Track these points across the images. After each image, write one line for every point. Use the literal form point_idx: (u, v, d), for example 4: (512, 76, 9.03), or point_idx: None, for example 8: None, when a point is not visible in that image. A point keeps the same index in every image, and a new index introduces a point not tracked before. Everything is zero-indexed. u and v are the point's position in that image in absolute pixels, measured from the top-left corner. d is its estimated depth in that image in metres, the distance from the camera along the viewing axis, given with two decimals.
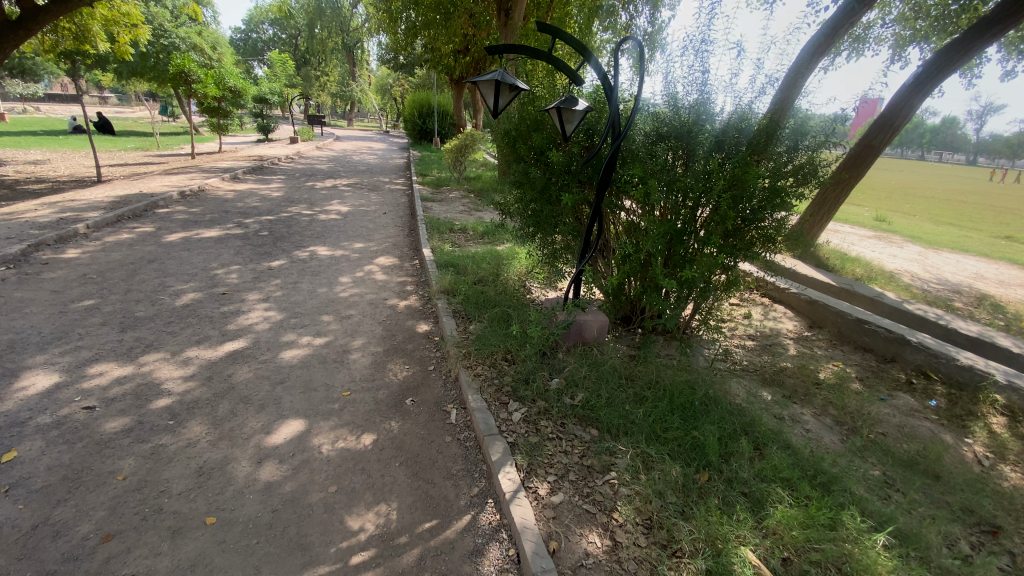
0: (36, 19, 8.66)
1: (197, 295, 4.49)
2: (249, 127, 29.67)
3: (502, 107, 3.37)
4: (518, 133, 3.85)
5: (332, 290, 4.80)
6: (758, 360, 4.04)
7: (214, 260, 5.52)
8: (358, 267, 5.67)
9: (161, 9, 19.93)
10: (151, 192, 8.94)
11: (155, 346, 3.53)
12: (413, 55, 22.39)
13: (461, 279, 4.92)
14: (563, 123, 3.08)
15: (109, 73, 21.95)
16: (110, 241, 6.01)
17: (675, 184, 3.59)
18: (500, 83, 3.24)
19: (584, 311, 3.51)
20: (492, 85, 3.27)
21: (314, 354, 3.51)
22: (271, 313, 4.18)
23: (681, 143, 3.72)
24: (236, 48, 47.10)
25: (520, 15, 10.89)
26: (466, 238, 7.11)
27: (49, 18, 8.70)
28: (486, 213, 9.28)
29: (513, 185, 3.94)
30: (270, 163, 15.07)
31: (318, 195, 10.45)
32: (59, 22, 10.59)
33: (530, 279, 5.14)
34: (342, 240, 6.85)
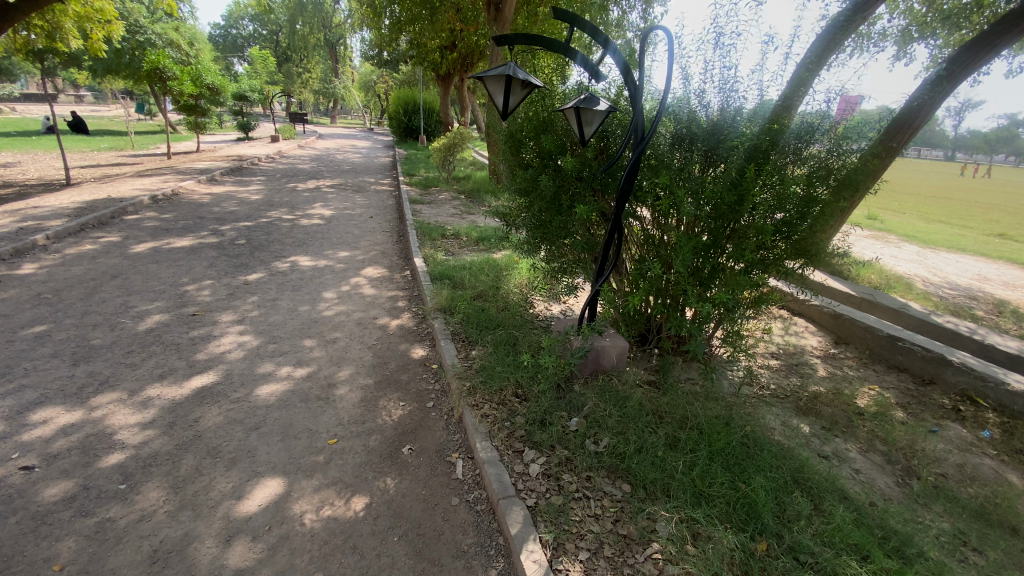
0: (9, 20, 8.18)
1: (164, 317, 4.01)
2: (230, 126, 28.82)
3: (512, 105, 2.97)
4: (522, 134, 3.43)
5: (315, 309, 4.36)
6: (788, 384, 3.70)
7: (185, 274, 5.03)
8: (344, 280, 5.22)
9: (137, 4, 19.08)
10: (119, 196, 8.34)
11: (110, 384, 3.06)
12: (399, 51, 21.82)
13: (458, 293, 4.51)
14: (582, 127, 2.69)
15: (83, 71, 21.10)
16: (71, 253, 5.49)
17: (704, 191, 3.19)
18: (507, 80, 2.82)
19: (601, 336, 3.12)
20: (500, 81, 2.87)
21: (296, 390, 3.07)
22: (246, 338, 3.73)
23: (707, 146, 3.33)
24: (216, 44, 45.91)
25: (510, 9, 10.47)
26: (459, 244, 6.70)
27: (21, 16, 8.21)
28: (477, 216, 8.86)
29: (520, 192, 3.54)
30: (251, 164, 14.44)
31: (300, 198, 9.94)
32: (31, 19, 9.92)
33: (531, 291, 4.79)
34: (326, 248, 6.39)
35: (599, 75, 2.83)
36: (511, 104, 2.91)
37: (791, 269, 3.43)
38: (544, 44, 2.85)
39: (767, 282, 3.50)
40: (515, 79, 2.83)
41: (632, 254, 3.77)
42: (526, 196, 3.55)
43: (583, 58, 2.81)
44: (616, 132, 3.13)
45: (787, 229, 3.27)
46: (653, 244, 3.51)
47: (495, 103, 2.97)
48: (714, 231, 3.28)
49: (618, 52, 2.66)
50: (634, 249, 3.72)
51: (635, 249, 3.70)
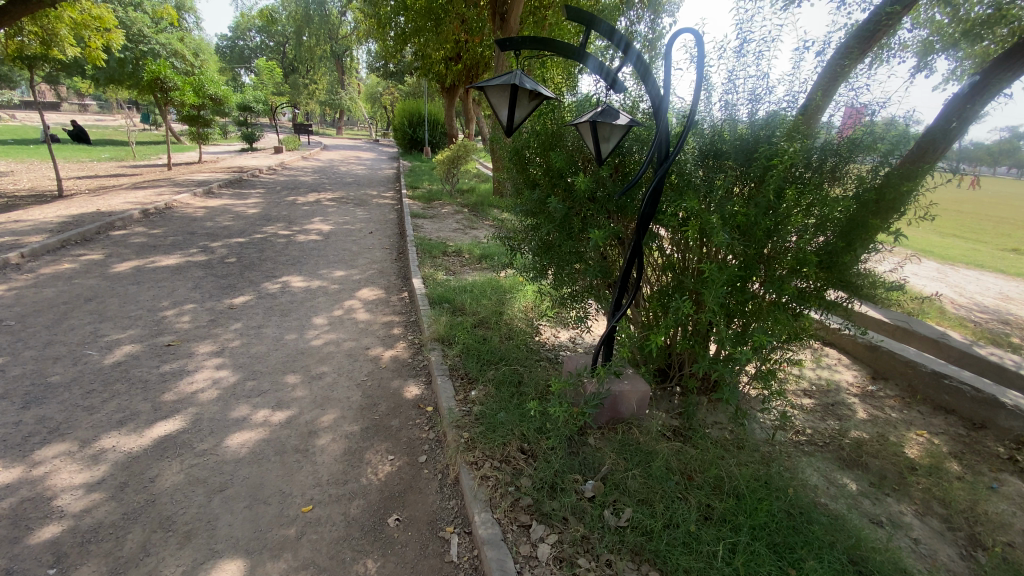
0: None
1: (135, 348, 3.67)
2: (234, 136, 28.81)
3: (516, 120, 2.62)
4: (530, 150, 3.09)
5: (303, 338, 4.00)
6: (825, 428, 3.31)
7: (165, 297, 4.69)
8: (337, 303, 4.87)
9: (141, 15, 19.07)
10: (109, 210, 8.06)
11: (60, 433, 2.70)
12: (403, 63, 21.79)
13: (458, 320, 4.15)
14: (599, 144, 2.31)
15: (87, 80, 21.08)
16: (47, 273, 5.17)
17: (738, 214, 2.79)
18: (513, 88, 2.47)
19: (618, 379, 2.75)
20: (505, 92, 2.52)
21: (271, 440, 2.70)
22: (222, 373, 3.38)
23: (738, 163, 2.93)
24: (222, 56, 46.22)
25: (515, 19, 10.21)
26: (461, 262, 6.37)
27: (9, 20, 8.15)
28: (481, 231, 8.53)
29: (526, 213, 3.18)
30: (251, 175, 14.21)
31: (298, 211, 9.67)
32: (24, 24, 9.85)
33: (538, 316, 4.48)
34: (320, 266, 6.07)
35: (618, 84, 2.47)
36: (516, 116, 2.55)
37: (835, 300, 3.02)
38: (555, 48, 2.50)
39: (806, 314, 3.09)
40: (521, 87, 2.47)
41: (653, 283, 3.40)
42: (534, 218, 3.20)
43: (600, 65, 2.45)
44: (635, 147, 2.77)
45: (828, 257, 2.89)
46: (675, 272, 3.14)
47: (497, 116, 2.61)
48: (748, 260, 2.88)
49: (640, 56, 2.29)
50: (654, 276, 3.35)
51: (655, 277, 3.32)
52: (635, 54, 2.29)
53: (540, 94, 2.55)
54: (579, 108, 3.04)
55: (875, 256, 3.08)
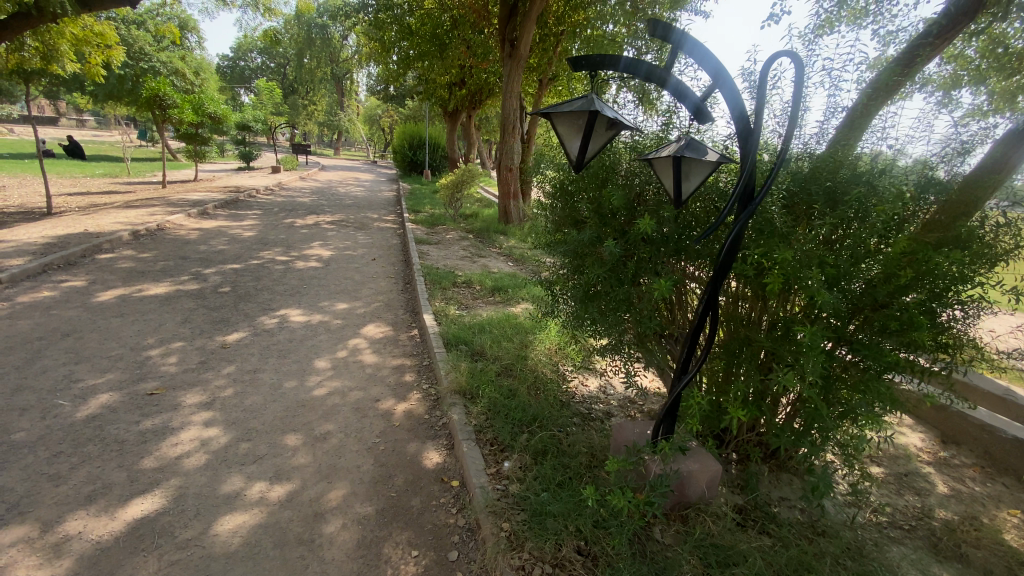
0: None
1: (115, 396, 3.21)
2: (231, 155, 28.56)
3: (589, 151, 2.26)
4: (580, 185, 2.74)
5: (304, 387, 3.53)
6: (907, 506, 2.90)
7: (151, 334, 4.23)
8: (340, 342, 4.43)
9: (143, 33, 19.02)
10: (98, 230, 7.63)
11: (17, 511, 2.22)
12: (405, 86, 21.82)
13: (479, 367, 3.69)
14: (678, 185, 1.92)
15: (85, 96, 20.83)
16: (23, 301, 4.70)
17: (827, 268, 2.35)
18: (587, 116, 2.12)
19: (685, 456, 2.33)
20: (578, 120, 2.17)
21: (271, 525, 2.24)
22: (213, 431, 2.92)
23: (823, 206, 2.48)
24: (222, 74, 46.32)
25: (526, 43, 9.97)
26: (473, 294, 5.99)
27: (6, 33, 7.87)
28: (489, 260, 8.12)
29: (571, 254, 2.81)
30: (249, 196, 13.83)
31: (297, 235, 9.27)
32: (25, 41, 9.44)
33: (563, 359, 4.06)
34: (322, 297, 5.65)
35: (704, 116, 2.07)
36: (588, 147, 2.19)
37: (935, 371, 2.54)
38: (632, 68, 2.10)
39: (896, 384, 2.63)
40: (595, 114, 2.10)
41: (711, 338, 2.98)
42: (579, 261, 2.82)
43: (681, 90, 2.06)
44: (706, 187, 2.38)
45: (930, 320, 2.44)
46: (743, 327, 2.71)
47: (565, 145, 2.27)
48: (837, 317, 2.46)
49: (732, 80, 1.90)
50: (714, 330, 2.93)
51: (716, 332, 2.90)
52: (725, 77, 1.91)
53: (616, 121, 2.18)
54: (635, 138, 2.68)
55: (983, 319, 2.60)
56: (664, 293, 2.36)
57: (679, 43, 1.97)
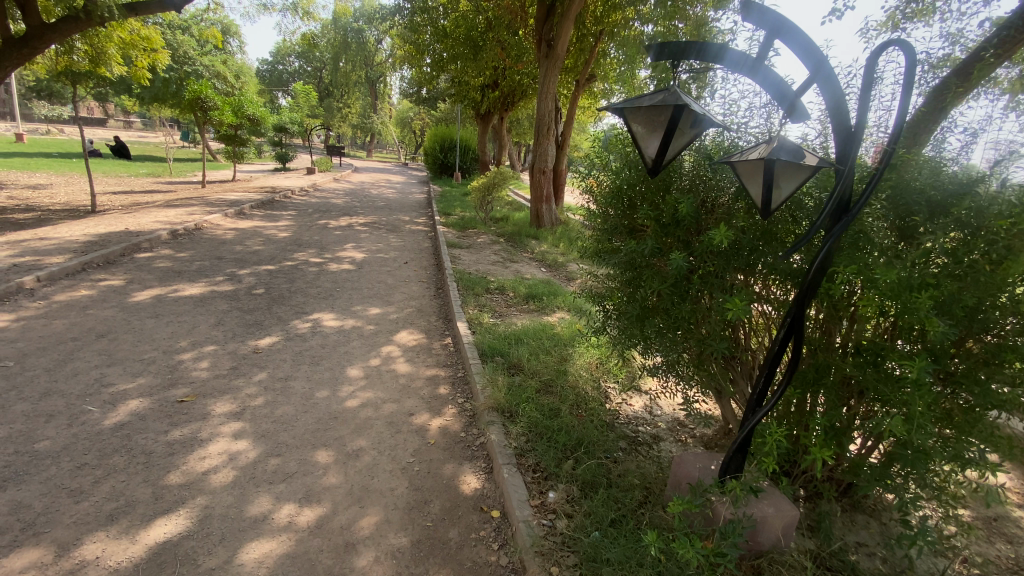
0: (46, 40, 8.08)
1: (144, 404, 3.13)
2: (268, 157, 29.21)
3: (669, 152, 2.03)
4: (637, 190, 2.53)
5: (336, 398, 3.38)
6: (1002, 558, 2.56)
7: (184, 336, 4.18)
8: (373, 349, 4.28)
9: (187, 38, 19.66)
10: (138, 229, 7.77)
11: (34, 531, 2.15)
12: (438, 89, 21.92)
13: (518, 382, 3.47)
14: (767, 192, 1.67)
15: (132, 99, 21.62)
16: (62, 300, 4.75)
17: (934, 290, 2.01)
18: (672, 109, 1.90)
19: (757, 498, 2.09)
20: (655, 118, 1.95)
21: (297, 555, 2.08)
22: (241, 444, 2.80)
23: (928, 218, 2.13)
24: (262, 78, 47.64)
25: (563, 44, 9.75)
26: (507, 301, 5.79)
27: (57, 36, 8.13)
28: (521, 266, 7.90)
29: (625, 265, 2.59)
30: (284, 197, 14.03)
31: (330, 236, 9.28)
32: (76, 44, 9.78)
33: (606, 375, 3.83)
34: (355, 301, 5.55)
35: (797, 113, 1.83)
36: (671, 145, 1.96)
37: None
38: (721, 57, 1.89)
39: (1006, 425, 2.27)
40: (682, 107, 1.89)
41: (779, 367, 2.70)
42: (634, 272, 2.60)
43: (772, 83, 1.85)
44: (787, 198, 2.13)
45: None
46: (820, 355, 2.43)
47: (643, 145, 2.03)
48: (943, 346, 2.12)
49: (835, 72, 1.69)
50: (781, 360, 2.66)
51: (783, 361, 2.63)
52: (826, 68, 1.70)
53: (701, 117, 1.96)
54: (704, 142, 2.43)
55: None
56: (737, 314, 2.12)
57: (779, 31, 1.78)
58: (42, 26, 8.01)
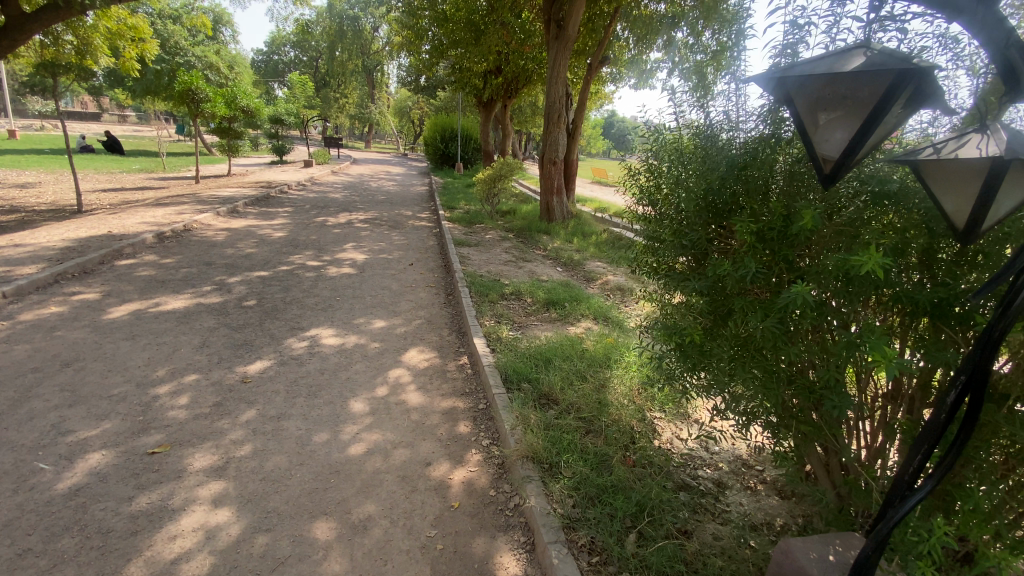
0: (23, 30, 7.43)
1: (108, 459, 2.60)
2: (265, 149, 28.47)
3: (861, 150, 1.41)
4: (728, 196, 1.99)
5: (338, 444, 2.84)
6: None
7: (163, 363, 3.64)
8: (379, 374, 3.73)
9: (178, 27, 18.93)
10: (122, 232, 7.21)
11: None
12: (438, 77, 21.20)
13: (554, 420, 2.93)
14: (981, 209, 1.18)
15: (123, 91, 20.92)
16: (27, 320, 4.20)
17: None
18: (878, 95, 1.30)
19: None
20: (857, 103, 1.35)
21: None
22: (224, 516, 2.26)
23: None
24: (257, 69, 46.73)
25: (574, 24, 9.08)
26: (525, 309, 5.23)
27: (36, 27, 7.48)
28: (536, 266, 7.32)
29: (707, 289, 2.08)
30: (280, 193, 13.41)
31: (329, 235, 8.69)
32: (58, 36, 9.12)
33: (651, 405, 3.29)
34: (357, 313, 4.99)
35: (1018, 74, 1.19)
36: (864, 146, 1.38)
37: None
38: None
39: None
40: (897, 92, 1.28)
41: (881, 413, 2.24)
42: (718, 297, 2.09)
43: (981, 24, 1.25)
44: (927, 211, 1.63)
45: None
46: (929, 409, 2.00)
47: (819, 140, 1.46)
48: None
49: None
50: (880, 408, 2.21)
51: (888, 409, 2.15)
52: None
53: (922, 95, 1.33)
54: None
55: None
56: (889, 371, 1.63)
57: None
58: (18, 16, 7.36)
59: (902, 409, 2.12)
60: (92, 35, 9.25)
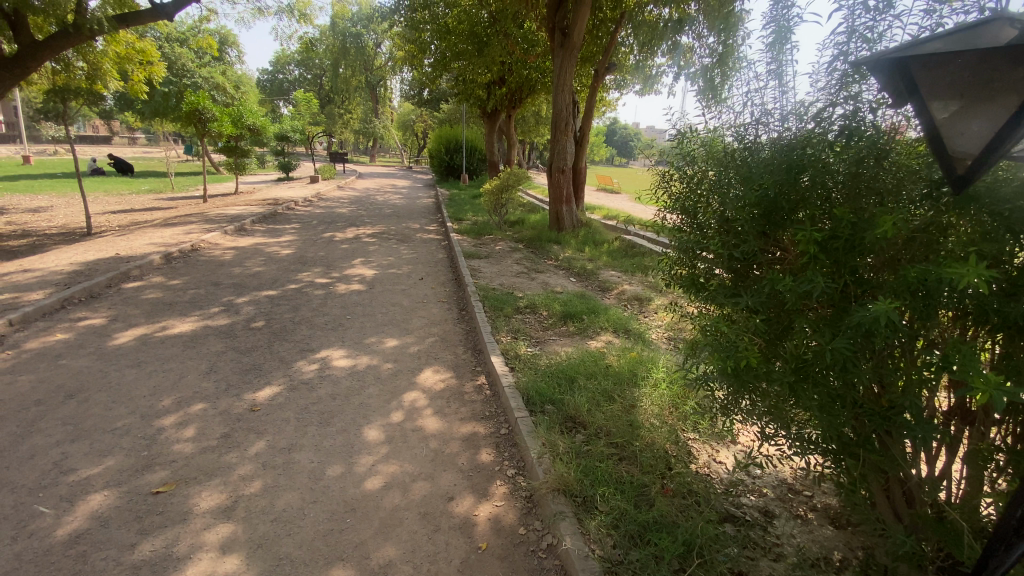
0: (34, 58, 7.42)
1: (110, 500, 2.43)
2: (272, 167, 28.67)
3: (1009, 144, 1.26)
4: (780, 201, 1.81)
5: (352, 478, 2.65)
6: None
7: (170, 392, 3.48)
8: (393, 397, 3.54)
9: (184, 50, 19.19)
10: (130, 254, 7.12)
11: None
12: (442, 89, 21.24)
13: (585, 446, 2.73)
14: None
15: (132, 114, 21.15)
16: (32, 349, 4.08)
17: None
18: None
19: None
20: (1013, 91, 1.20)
21: None
22: (232, 564, 2.08)
23: None
24: (263, 88, 47.28)
25: (578, 32, 9.01)
26: (541, 323, 5.04)
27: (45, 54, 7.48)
28: (549, 277, 7.14)
29: (759, 304, 1.89)
30: (287, 209, 13.38)
31: (338, 251, 8.58)
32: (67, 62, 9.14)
33: (685, 425, 3.05)
34: (369, 332, 4.83)
35: None
36: (1010, 142, 1.22)
37: None
38: None
39: None
40: None
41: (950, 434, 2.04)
42: (770, 312, 1.91)
43: None
44: (1011, 216, 1.46)
45: None
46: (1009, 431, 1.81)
47: (952, 134, 1.33)
48: None
49: None
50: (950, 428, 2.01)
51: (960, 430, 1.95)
52: None
53: None
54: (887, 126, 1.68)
55: None
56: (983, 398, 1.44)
57: None
58: (29, 44, 7.37)
59: (975, 430, 1.92)
60: (101, 59, 9.24)
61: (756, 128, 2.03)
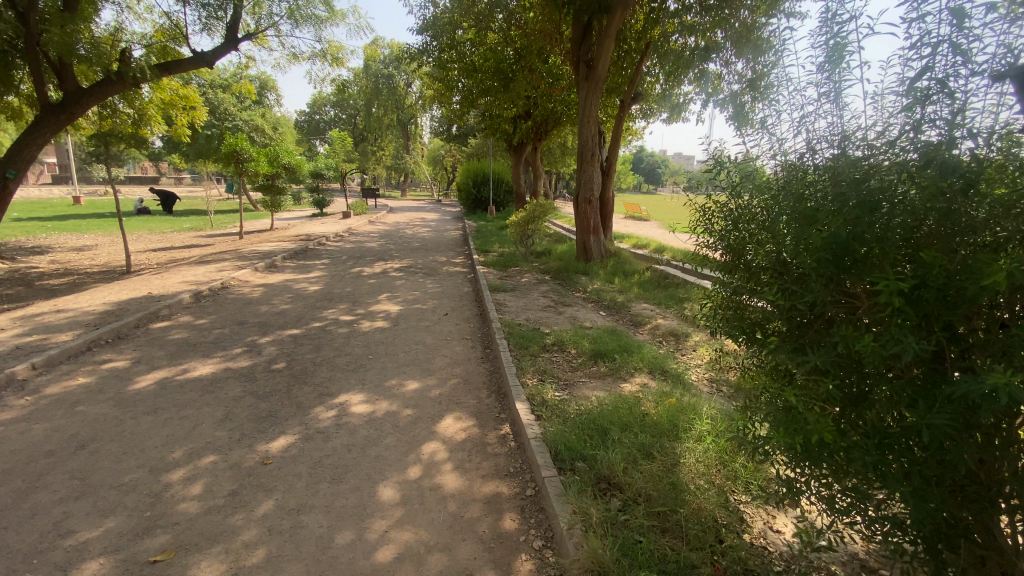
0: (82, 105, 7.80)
1: (103, 570, 2.25)
2: (306, 203, 29.60)
3: None
4: (849, 241, 1.54)
5: (362, 547, 2.40)
6: None
7: (182, 441, 3.34)
8: (412, 449, 3.31)
9: (227, 96, 20.21)
10: (162, 292, 7.23)
11: None
12: (469, 124, 21.61)
13: (621, 514, 2.42)
14: None
15: (178, 157, 22.26)
16: (55, 393, 4.05)
17: None
18: None
19: None
20: None
21: None
22: None
23: None
24: (301, 129, 49.45)
25: (604, 63, 8.98)
26: (569, 363, 4.76)
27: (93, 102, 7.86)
28: (577, 311, 6.85)
29: (829, 362, 1.59)
30: (318, 244, 13.59)
31: (364, 286, 8.54)
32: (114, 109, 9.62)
33: (735, 486, 2.69)
34: (390, 373, 4.64)
35: None
36: None
37: None
38: None
39: None
40: None
41: None
42: (840, 371, 1.61)
43: None
44: None
45: None
46: None
47: None
48: None
49: None
50: None
51: None
52: None
53: None
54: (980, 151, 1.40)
55: None
56: None
57: None
58: (78, 92, 7.76)
59: None
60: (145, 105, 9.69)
61: (810, 158, 1.80)
